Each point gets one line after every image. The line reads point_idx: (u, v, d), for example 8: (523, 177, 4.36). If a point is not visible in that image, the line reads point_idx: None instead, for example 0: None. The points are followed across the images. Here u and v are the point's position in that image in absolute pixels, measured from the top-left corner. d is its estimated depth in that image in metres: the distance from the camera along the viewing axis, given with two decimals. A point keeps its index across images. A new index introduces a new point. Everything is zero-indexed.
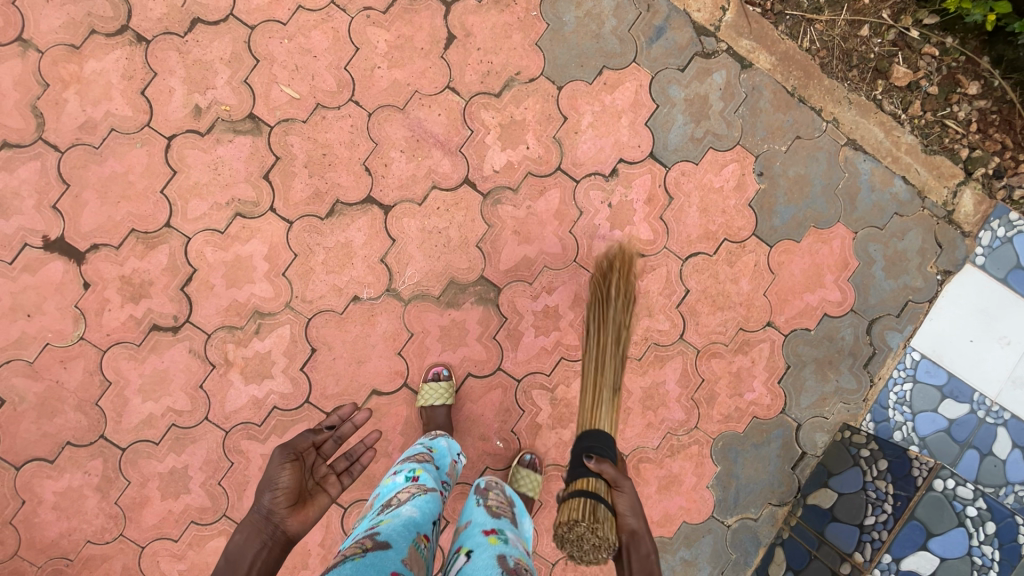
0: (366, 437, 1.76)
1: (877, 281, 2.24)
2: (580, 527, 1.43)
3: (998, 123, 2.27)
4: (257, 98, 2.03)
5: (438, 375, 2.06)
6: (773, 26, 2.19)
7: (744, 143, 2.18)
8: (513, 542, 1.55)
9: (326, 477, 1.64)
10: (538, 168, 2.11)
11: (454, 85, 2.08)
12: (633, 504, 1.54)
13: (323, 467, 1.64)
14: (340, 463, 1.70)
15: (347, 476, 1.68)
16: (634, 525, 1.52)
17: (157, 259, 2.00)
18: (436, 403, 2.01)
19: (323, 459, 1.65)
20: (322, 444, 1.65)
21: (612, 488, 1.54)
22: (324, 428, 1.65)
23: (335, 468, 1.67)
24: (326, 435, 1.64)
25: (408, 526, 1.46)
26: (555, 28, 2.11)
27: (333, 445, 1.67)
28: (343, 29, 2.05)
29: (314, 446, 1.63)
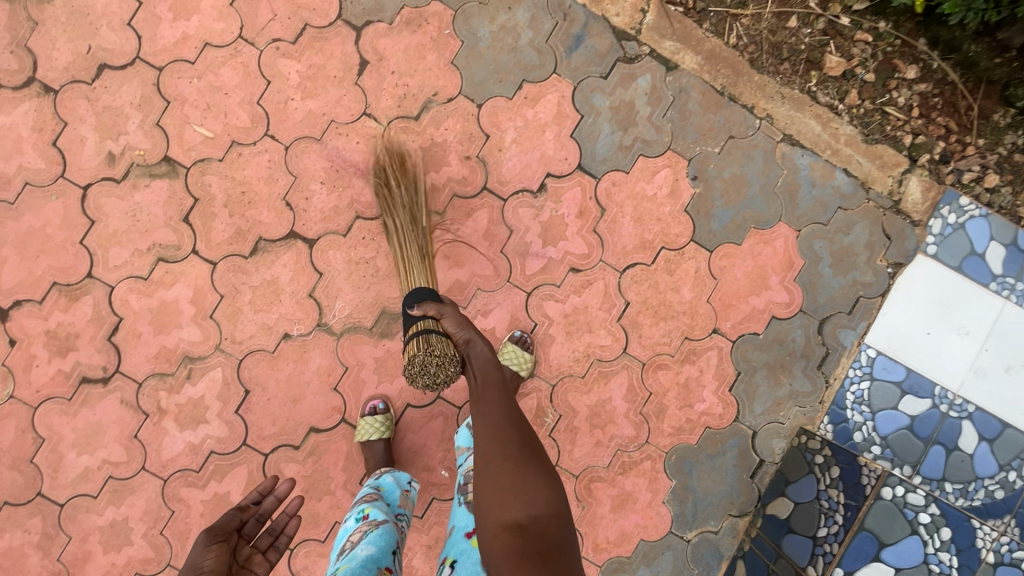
0: (289, 505, 1.68)
1: (825, 279, 2.17)
2: (420, 358, 1.72)
3: (940, 106, 2.20)
4: (171, 140, 2.00)
5: (374, 409, 2.01)
6: (697, 25, 2.13)
7: (675, 147, 2.12)
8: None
9: (252, 557, 1.47)
10: (463, 189, 2.07)
11: (371, 111, 2.04)
12: (462, 321, 1.76)
13: (246, 548, 1.48)
14: (265, 541, 1.57)
15: (274, 551, 1.56)
16: (465, 335, 1.76)
17: (82, 310, 1.98)
18: (372, 437, 1.96)
19: (245, 541, 1.52)
20: (245, 524, 1.52)
21: (438, 318, 1.77)
22: (250, 504, 1.56)
23: (258, 546, 1.53)
24: (250, 513, 1.55)
25: (367, 566, 1.48)
26: (470, 45, 2.06)
27: (256, 524, 1.56)
28: (253, 63, 2.02)
29: (237, 529, 1.49)
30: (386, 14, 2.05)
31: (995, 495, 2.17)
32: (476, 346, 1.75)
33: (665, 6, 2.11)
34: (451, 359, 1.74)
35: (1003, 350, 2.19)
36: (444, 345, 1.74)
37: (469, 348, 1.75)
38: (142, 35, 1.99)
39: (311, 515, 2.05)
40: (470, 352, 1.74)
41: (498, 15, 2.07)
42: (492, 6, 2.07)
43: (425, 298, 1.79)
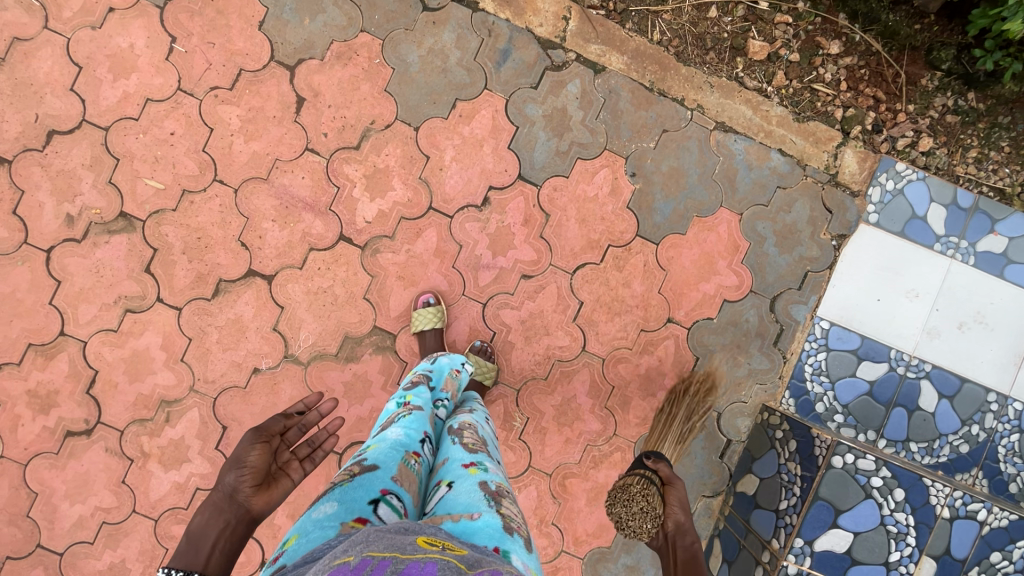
0: (332, 424, 1.72)
1: (772, 258, 2.23)
2: (635, 489, 1.98)
3: (868, 77, 2.25)
4: (125, 195, 2.09)
5: (427, 301, 2.12)
6: (620, 25, 2.18)
7: (611, 147, 2.18)
8: (494, 470, 1.46)
9: (289, 462, 1.62)
10: (410, 211, 2.14)
11: (313, 146, 2.12)
12: (684, 502, 1.89)
13: (286, 453, 1.63)
14: (303, 450, 1.67)
15: (310, 462, 1.65)
16: (680, 516, 1.87)
17: (58, 368, 2.07)
18: (426, 327, 2.08)
19: (287, 447, 1.65)
20: (288, 430, 1.66)
21: (665, 484, 1.93)
22: (293, 414, 1.70)
23: (297, 454, 1.65)
24: (294, 422, 1.68)
25: (396, 447, 1.45)
26: (400, 71, 2.12)
27: (298, 433, 1.68)
28: (194, 113, 2.09)
29: (279, 434, 1.64)
30: (316, 50, 2.11)
31: (959, 449, 2.24)
32: (684, 534, 1.84)
33: (586, 10, 2.16)
34: (655, 514, 1.94)
35: (954, 308, 2.25)
36: (650, 497, 1.95)
37: (676, 527, 1.86)
38: (86, 98, 2.07)
39: None
40: (677, 540, 1.84)
41: (425, 39, 2.12)
42: (419, 30, 2.12)
43: (658, 458, 1.98)
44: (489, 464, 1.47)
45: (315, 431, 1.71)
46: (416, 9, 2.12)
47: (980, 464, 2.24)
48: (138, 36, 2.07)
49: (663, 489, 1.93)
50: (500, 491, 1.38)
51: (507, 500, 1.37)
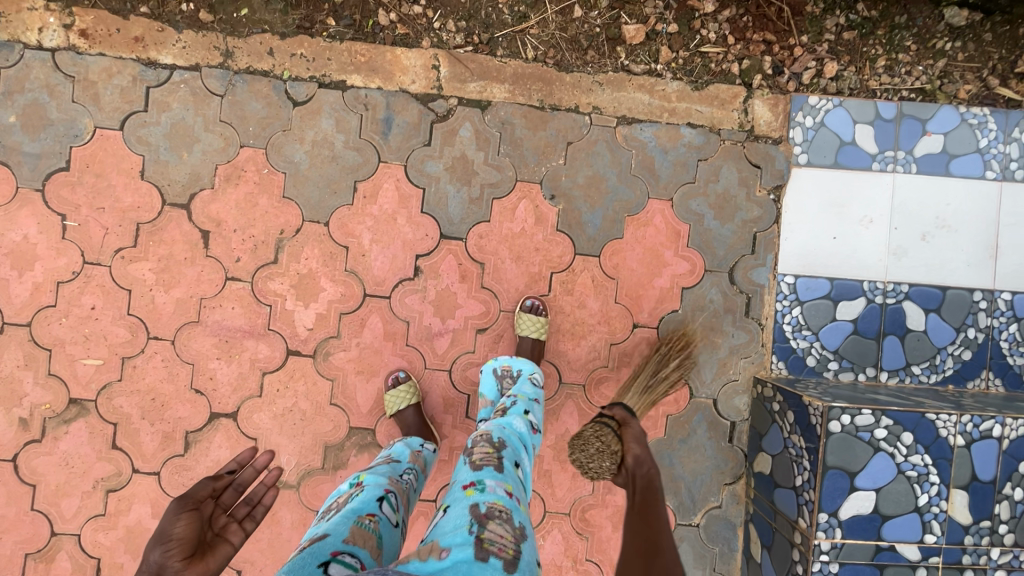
0: (268, 477, 1.62)
1: (716, 231, 2.17)
2: (588, 435, 2.00)
3: (752, 23, 2.17)
4: (69, 382, 2.06)
5: (397, 379, 2.06)
6: (491, 56, 2.12)
7: (522, 176, 2.13)
8: (491, 488, 1.48)
9: (227, 526, 1.51)
10: (347, 305, 2.09)
11: (232, 274, 2.08)
12: (639, 438, 1.86)
13: (222, 517, 1.51)
14: (242, 511, 1.56)
15: (250, 521, 1.55)
16: (636, 450, 1.83)
17: (61, 567, 2.05)
18: (402, 406, 2.02)
19: (223, 509, 1.53)
20: (221, 493, 1.54)
21: (623, 425, 1.94)
22: (223, 474, 1.57)
23: (236, 515, 1.54)
24: (225, 482, 1.55)
25: (349, 515, 1.48)
26: (292, 172, 2.08)
27: (234, 493, 1.57)
28: (108, 281, 2.06)
29: (211, 497, 1.52)
30: (204, 180, 2.07)
31: (963, 357, 2.17)
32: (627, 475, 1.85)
33: (453, 52, 2.11)
34: (612, 453, 1.93)
35: (912, 221, 2.19)
36: (609, 438, 1.94)
37: (636, 461, 1.80)
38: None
39: None
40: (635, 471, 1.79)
41: (306, 133, 2.08)
42: (297, 127, 2.08)
43: (619, 408, 2.01)
44: (488, 482, 1.50)
45: (252, 487, 1.60)
46: (288, 107, 2.07)
47: (988, 365, 2.18)
48: (30, 225, 2.03)
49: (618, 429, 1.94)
50: (489, 513, 1.41)
51: (495, 521, 1.39)
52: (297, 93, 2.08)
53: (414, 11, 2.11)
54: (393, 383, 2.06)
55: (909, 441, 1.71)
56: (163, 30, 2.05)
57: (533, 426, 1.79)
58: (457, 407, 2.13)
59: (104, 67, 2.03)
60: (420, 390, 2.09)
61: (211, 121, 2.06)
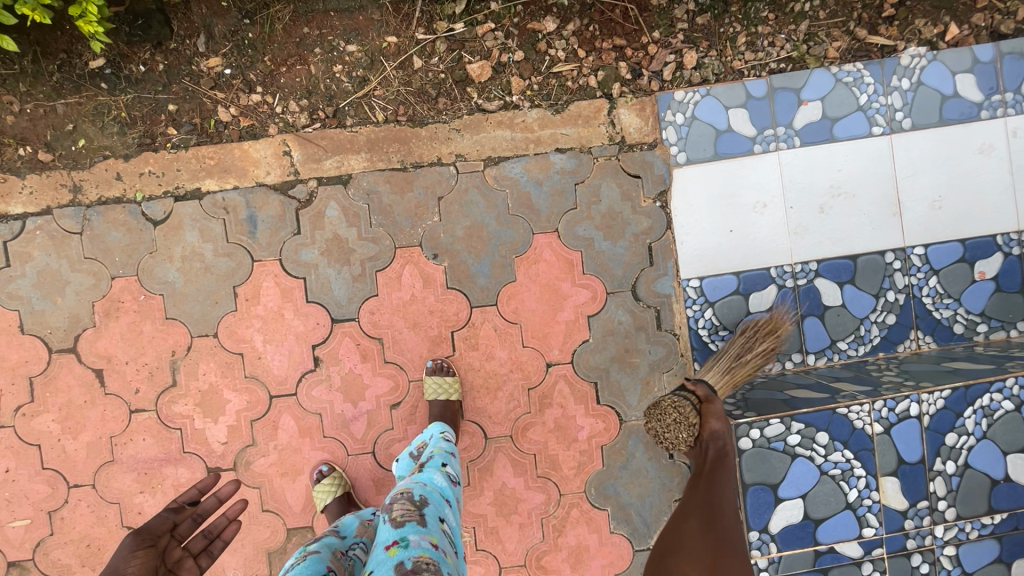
0: (230, 509, 1.61)
1: (610, 251, 2.11)
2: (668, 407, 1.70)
3: (599, 31, 2.08)
4: (3, 546, 2.06)
5: (320, 474, 2.04)
6: (341, 128, 2.05)
7: (400, 242, 2.07)
8: (415, 543, 1.45)
9: (183, 561, 1.47)
10: (256, 411, 2.07)
11: (136, 405, 2.05)
12: (723, 417, 1.68)
13: (178, 550, 1.47)
14: (199, 544, 1.53)
15: (206, 557, 1.53)
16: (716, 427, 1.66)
17: None
18: (327, 500, 2.00)
19: (179, 542, 1.49)
20: (180, 525, 1.50)
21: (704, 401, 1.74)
22: (184, 505, 1.54)
23: (191, 550, 1.50)
24: (187, 513, 1.52)
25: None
26: (170, 292, 2.04)
27: (192, 524, 1.52)
28: (15, 441, 2.04)
29: (170, 531, 1.48)
30: (84, 320, 2.03)
31: (887, 322, 2.11)
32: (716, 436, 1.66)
33: (301, 134, 2.05)
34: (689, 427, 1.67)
35: (807, 196, 2.12)
36: (684, 412, 1.68)
37: (713, 441, 1.65)
38: None
39: None
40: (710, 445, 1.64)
41: (173, 250, 2.03)
42: (163, 246, 2.03)
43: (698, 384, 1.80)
44: (412, 537, 1.47)
45: (210, 519, 1.56)
46: (149, 228, 2.03)
47: (915, 325, 2.12)
48: None
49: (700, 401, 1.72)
50: (416, 568, 1.39)
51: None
52: (154, 213, 2.03)
53: (251, 100, 2.03)
54: (317, 477, 2.04)
55: (825, 440, 1.69)
56: (5, 181, 2.00)
57: (452, 481, 1.74)
58: (389, 486, 2.10)
59: None
60: (347, 478, 2.06)
61: (76, 261, 2.02)
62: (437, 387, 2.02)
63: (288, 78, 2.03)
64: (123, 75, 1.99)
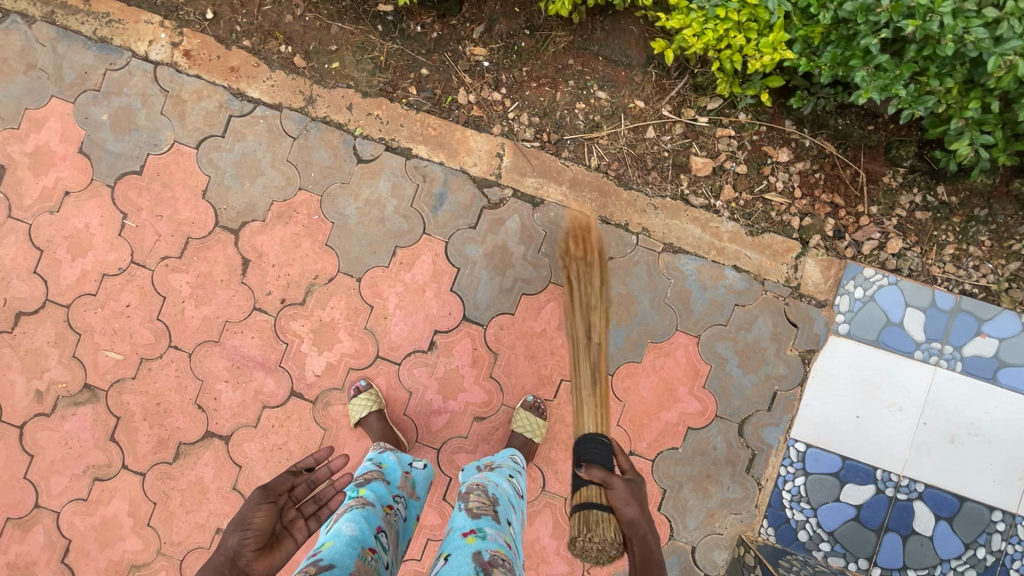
0: (338, 483, 1.81)
1: (737, 380, 2.12)
2: (578, 537, 1.62)
3: (823, 182, 2.13)
4: (88, 367, 2.16)
5: (358, 389, 2.10)
6: (555, 156, 2.15)
7: (556, 279, 2.13)
8: (491, 537, 1.53)
9: (295, 521, 1.65)
10: (358, 361, 2.14)
11: (260, 305, 2.15)
12: (631, 498, 1.60)
13: (291, 511, 1.67)
14: (309, 507, 1.74)
15: (314, 519, 1.71)
16: (631, 514, 1.58)
17: (35, 539, 2.14)
18: (364, 414, 2.06)
19: (294, 503, 1.70)
20: (296, 488, 1.72)
21: (605, 488, 1.64)
22: (302, 471, 1.76)
23: (304, 511, 1.71)
24: (303, 479, 1.74)
25: (352, 544, 1.51)
26: (340, 224, 2.14)
27: (306, 488, 1.75)
28: (147, 284, 2.16)
29: (288, 491, 1.69)
30: (258, 212, 2.15)
31: None
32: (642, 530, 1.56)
33: (520, 145, 2.15)
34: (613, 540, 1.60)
35: (943, 421, 2.09)
36: (604, 524, 1.61)
37: (632, 529, 1.56)
38: (48, 278, 2.16)
39: None
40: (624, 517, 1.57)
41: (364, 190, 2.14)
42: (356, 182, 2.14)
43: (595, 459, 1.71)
44: (488, 530, 1.55)
45: (322, 487, 1.78)
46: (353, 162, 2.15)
47: None
48: (93, 216, 2.16)
49: (602, 495, 1.64)
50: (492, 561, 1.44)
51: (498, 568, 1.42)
52: (363, 151, 2.15)
53: (491, 97, 2.15)
54: (353, 391, 2.10)
55: None
56: (258, 66, 2.16)
57: (517, 489, 1.83)
58: (436, 488, 2.13)
59: (197, 88, 2.15)
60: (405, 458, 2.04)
61: (278, 160, 2.15)
62: (523, 424, 2.05)
63: (533, 94, 2.14)
64: (399, 27, 2.13)
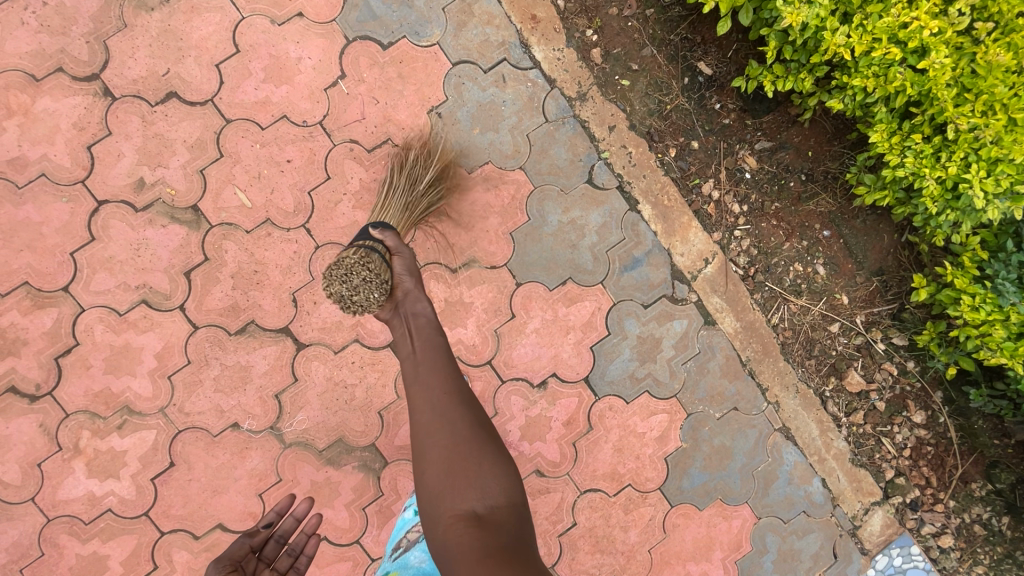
0: (309, 523, 1.54)
1: (763, 571, 2.18)
2: (351, 262, 1.56)
3: (930, 456, 2.22)
4: (208, 191, 1.90)
5: None
6: (749, 292, 2.11)
7: (681, 397, 2.10)
8: None
9: None
10: (469, 356, 2.00)
11: (413, 246, 1.97)
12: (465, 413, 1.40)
13: (266, 572, 1.39)
14: (284, 562, 1.46)
15: (294, 574, 1.46)
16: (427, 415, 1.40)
17: (41, 321, 1.86)
18: None
19: (264, 564, 1.41)
20: (265, 545, 1.43)
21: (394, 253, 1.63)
22: (261, 527, 1.43)
23: (278, 569, 1.43)
24: (262, 536, 1.42)
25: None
26: (534, 224, 2.02)
27: (275, 545, 1.45)
28: (320, 154, 1.93)
29: (254, 552, 1.39)
30: (469, 161, 1.98)
31: None
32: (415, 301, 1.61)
33: (728, 263, 2.10)
34: (383, 281, 1.56)
35: None
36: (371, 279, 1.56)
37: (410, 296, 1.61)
38: (226, 81, 1.89)
39: None
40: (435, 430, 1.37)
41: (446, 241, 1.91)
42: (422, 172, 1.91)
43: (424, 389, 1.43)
44: None
45: (291, 538, 1.50)
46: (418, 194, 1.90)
47: None
48: (311, 54, 1.92)
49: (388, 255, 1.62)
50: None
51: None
52: (597, 176, 2.03)
53: (730, 206, 2.09)
54: None
55: None
56: (558, 32, 2.00)
57: None
58: None
59: (491, 12, 1.98)
60: None
61: (520, 129, 2.00)
62: None
63: (767, 229, 2.10)
64: (702, 93, 2.04)
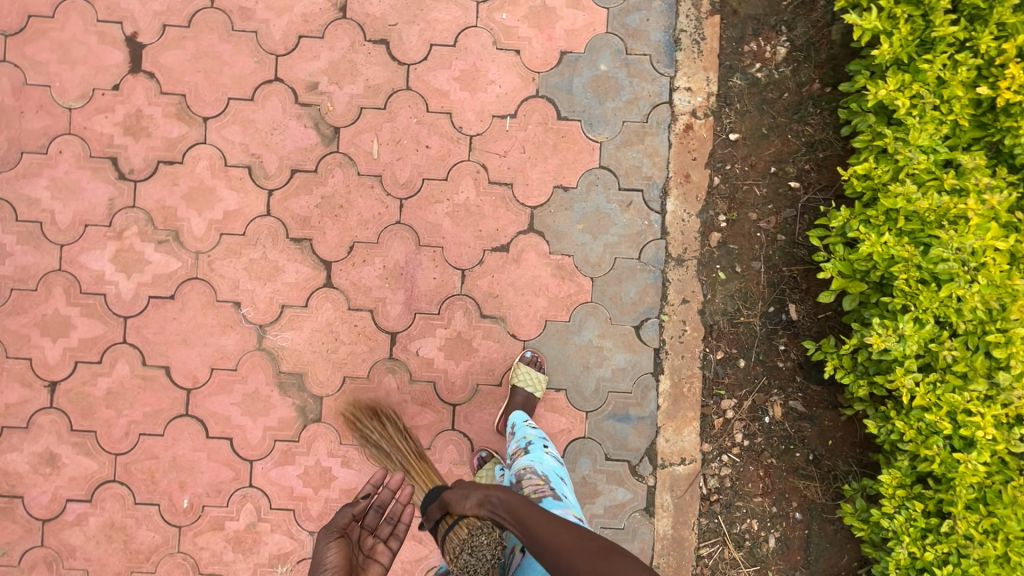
0: (401, 492, 1.53)
1: None
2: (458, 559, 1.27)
3: None
4: (353, 126, 2.12)
5: (483, 459, 2.00)
6: (698, 513, 2.12)
7: None
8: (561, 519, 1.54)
9: (375, 547, 1.45)
10: (442, 388, 2.10)
11: (467, 275, 2.12)
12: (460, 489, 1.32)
13: (369, 538, 1.46)
14: (385, 529, 1.48)
15: (396, 540, 1.48)
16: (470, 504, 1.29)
17: (170, 129, 2.11)
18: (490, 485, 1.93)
19: (366, 530, 1.47)
20: (364, 514, 1.47)
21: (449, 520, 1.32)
22: (361, 496, 1.49)
23: (381, 535, 1.47)
24: (365, 504, 1.49)
25: None
26: (568, 328, 2.12)
27: (376, 514, 1.49)
28: (453, 158, 2.13)
29: (354, 519, 1.46)
30: (556, 245, 2.12)
31: None
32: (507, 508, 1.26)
33: (699, 476, 2.12)
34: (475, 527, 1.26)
35: None
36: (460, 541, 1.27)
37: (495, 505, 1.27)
38: (429, 60, 2.13)
39: (89, 403, 2.08)
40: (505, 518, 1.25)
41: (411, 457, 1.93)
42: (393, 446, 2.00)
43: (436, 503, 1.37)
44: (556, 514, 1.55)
45: (390, 506, 1.51)
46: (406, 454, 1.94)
47: None
48: (503, 85, 2.14)
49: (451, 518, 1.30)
50: None
51: None
52: (645, 329, 2.13)
53: (735, 432, 2.12)
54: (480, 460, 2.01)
55: None
56: (697, 200, 2.13)
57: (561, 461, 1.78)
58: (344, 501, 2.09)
59: (657, 150, 2.14)
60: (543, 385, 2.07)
61: (612, 249, 2.13)
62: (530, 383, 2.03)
63: (751, 473, 2.11)
64: (777, 329, 2.11)
